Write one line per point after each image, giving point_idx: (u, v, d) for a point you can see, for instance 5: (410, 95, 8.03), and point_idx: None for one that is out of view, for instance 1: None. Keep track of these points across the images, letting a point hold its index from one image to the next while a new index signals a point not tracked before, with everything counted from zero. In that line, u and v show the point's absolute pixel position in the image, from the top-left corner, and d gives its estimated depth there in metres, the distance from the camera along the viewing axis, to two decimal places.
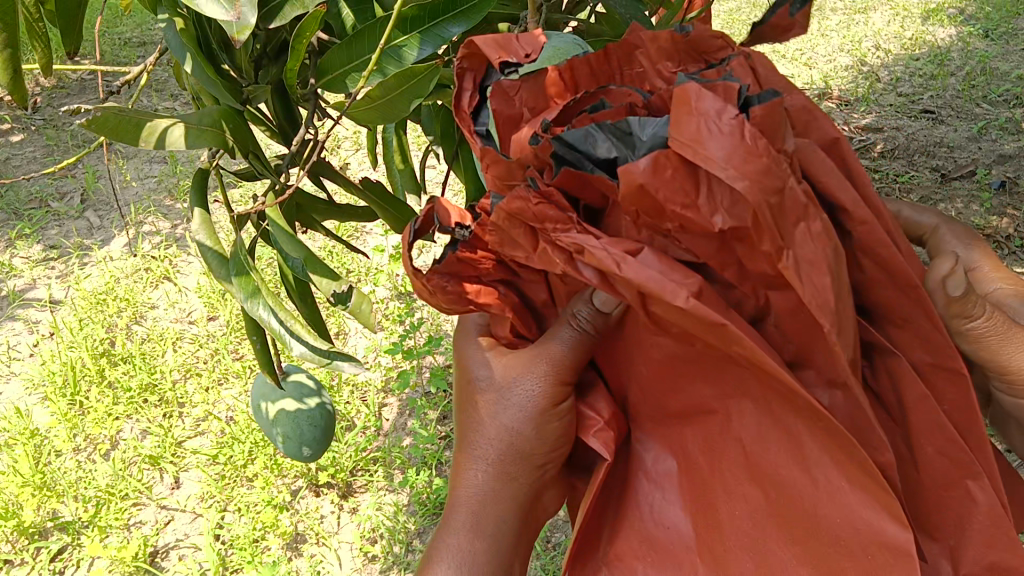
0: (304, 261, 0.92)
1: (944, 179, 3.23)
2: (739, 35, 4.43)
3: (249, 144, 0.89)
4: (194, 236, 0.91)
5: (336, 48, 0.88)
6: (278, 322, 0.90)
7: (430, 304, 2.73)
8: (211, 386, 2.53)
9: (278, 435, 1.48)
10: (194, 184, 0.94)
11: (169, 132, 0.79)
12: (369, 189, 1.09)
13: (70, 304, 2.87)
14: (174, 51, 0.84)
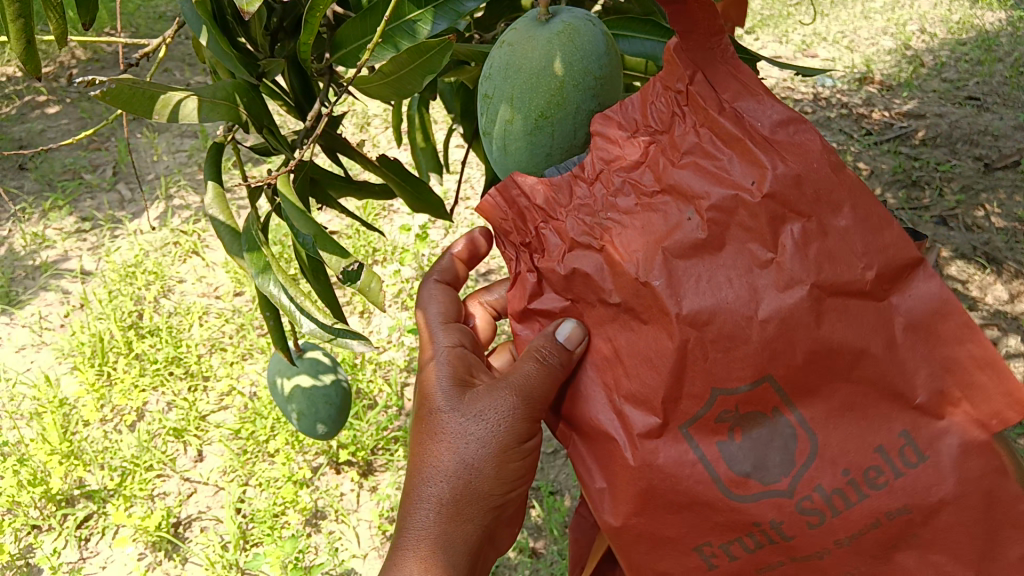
0: (315, 238, 0.88)
1: (987, 169, 3.13)
2: (779, 16, 4.34)
3: (263, 118, 0.87)
4: (207, 209, 0.89)
5: (350, 23, 0.85)
6: (289, 298, 0.89)
7: None
8: (236, 360, 2.55)
9: (293, 412, 1.48)
10: (208, 156, 0.91)
11: (183, 105, 0.78)
12: (388, 168, 1.06)
13: (101, 275, 2.90)
14: (190, 24, 0.84)
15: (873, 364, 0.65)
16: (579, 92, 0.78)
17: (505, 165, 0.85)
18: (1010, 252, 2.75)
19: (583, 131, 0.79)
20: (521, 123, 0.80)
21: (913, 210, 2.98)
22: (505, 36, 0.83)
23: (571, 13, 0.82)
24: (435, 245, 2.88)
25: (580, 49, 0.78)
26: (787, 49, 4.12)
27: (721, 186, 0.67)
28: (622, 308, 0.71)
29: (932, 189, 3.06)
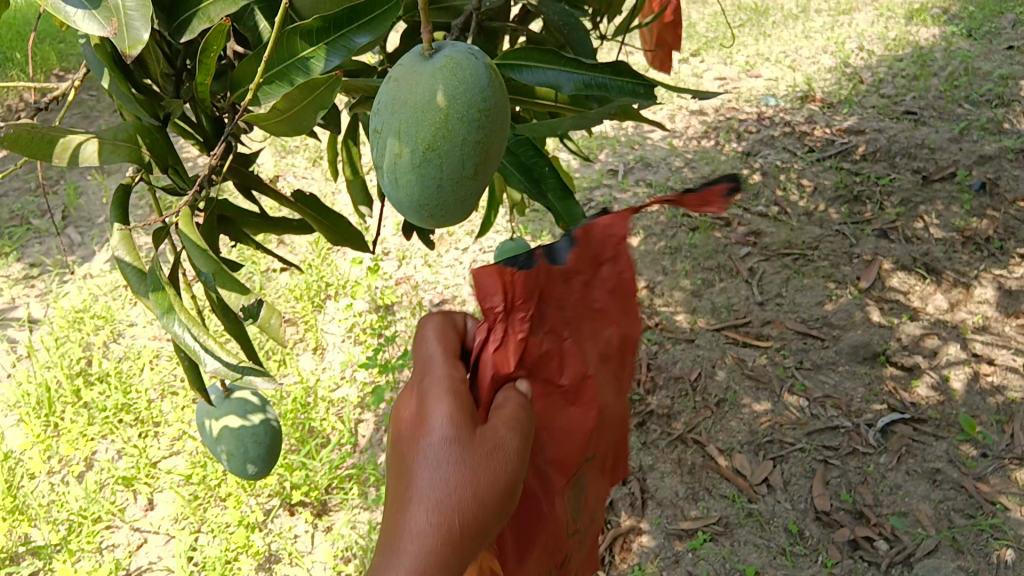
0: (214, 275, 0.90)
1: (925, 181, 3.22)
2: (723, 38, 4.45)
3: (168, 158, 0.90)
4: (113, 252, 0.91)
5: (245, 60, 0.88)
6: (192, 337, 0.89)
7: (408, 317, 2.73)
8: (187, 404, 2.53)
9: (221, 452, 1.47)
10: (115, 201, 0.93)
11: (82, 147, 0.81)
12: (305, 203, 1.08)
13: (49, 323, 2.87)
14: (93, 67, 0.87)
15: (611, 448, 1.06)
16: (464, 124, 0.75)
17: (397, 198, 0.82)
18: (948, 261, 2.82)
19: (471, 161, 0.77)
20: (408, 157, 0.77)
21: (855, 224, 3.05)
22: (392, 73, 0.80)
23: (453, 47, 0.79)
24: (388, 278, 2.90)
25: (463, 82, 0.75)
26: (732, 69, 4.22)
27: (625, 326, 1.00)
28: (565, 387, 0.96)
29: (873, 204, 3.14)
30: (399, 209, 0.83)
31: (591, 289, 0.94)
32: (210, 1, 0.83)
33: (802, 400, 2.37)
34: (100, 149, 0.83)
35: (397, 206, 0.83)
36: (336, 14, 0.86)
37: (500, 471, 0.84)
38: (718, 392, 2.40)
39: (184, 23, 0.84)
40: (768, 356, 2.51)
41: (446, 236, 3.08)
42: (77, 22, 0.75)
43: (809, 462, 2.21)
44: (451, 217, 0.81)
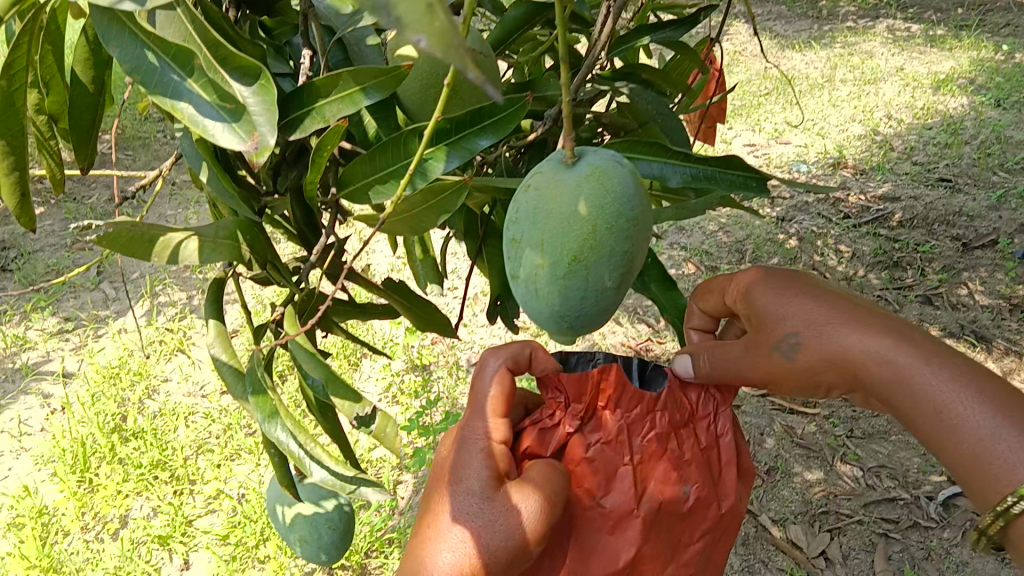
0: (325, 380, 0.90)
1: (965, 248, 3.20)
2: (751, 106, 4.51)
3: (266, 253, 0.91)
4: (209, 350, 0.91)
5: (363, 159, 0.92)
6: (297, 444, 0.87)
7: (447, 376, 2.69)
8: (223, 462, 2.48)
9: (295, 538, 1.49)
10: (208, 294, 0.94)
11: (182, 245, 0.82)
12: (394, 289, 1.07)
13: (84, 377, 2.84)
14: (190, 160, 0.87)
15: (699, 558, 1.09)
16: (612, 235, 0.77)
17: (534, 307, 0.83)
18: (996, 329, 2.78)
19: (617, 273, 0.78)
20: (552, 268, 0.78)
21: (897, 290, 3.02)
22: (532, 180, 0.82)
23: (595, 155, 0.81)
24: (425, 336, 2.87)
25: (611, 192, 0.77)
26: (761, 135, 4.26)
27: (708, 488, 1.08)
28: (604, 505, 1.04)
29: (914, 270, 3.11)
30: (532, 316, 0.85)
31: (672, 436, 1.07)
32: (325, 100, 0.87)
33: (856, 470, 2.31)
34: (200, 247, 0.84)
35: (535, 313, 0.84)
36: (459, 116, 0.90)
37: (509, 525, 0.95)
38: (767, 461, 2.34)
39: (295, 120, 0.88)
40: (817, 424, 2.45)
41: (483, 296, 3.05)
42: (216, 136, 0.74)
43: (868, 535, 2.14)
44: (588, 325, 0.83)
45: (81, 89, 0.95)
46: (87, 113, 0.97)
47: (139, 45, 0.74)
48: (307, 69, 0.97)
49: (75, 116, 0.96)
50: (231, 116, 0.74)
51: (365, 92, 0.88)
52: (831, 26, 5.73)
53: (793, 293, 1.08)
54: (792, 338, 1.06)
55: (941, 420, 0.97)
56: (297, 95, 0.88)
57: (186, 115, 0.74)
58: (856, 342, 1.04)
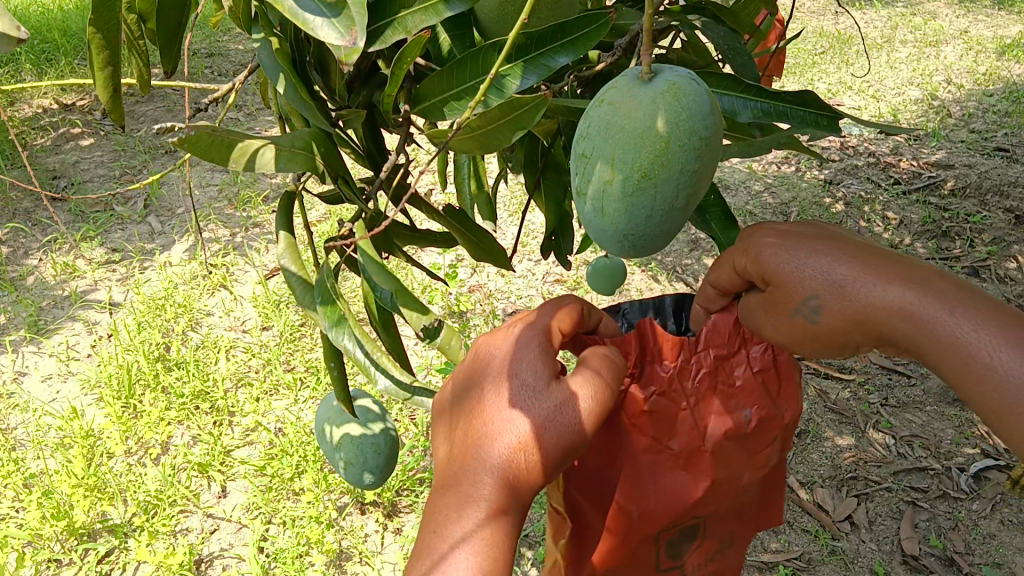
0: (394, 291, 0.92)
1: (1018, 221, 3.11)
2: (804, 64, 4.39)
3: (339, 168, 0.94)
4: (280, 261, 0.93)
5: (437, 77, 0.94)
6: (363, 353, 0.93)
7: (482, 324, 2.72)
8: (262, 396, 2.55)
9: (340, 461, 1.53)
10: (280, 208, 0.96)
11: (259, 153, 0.85)
12: (453, 216, 1.12)
13: (129, 307, 2.92)
14: (268, 71, 0.89)
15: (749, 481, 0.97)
16: (684, 153, 0.78)
17: (598, 225, 0.86)
18: None
19: (685, 192, 0.80)
20: (621, 185, 0.80)
21: (944, 260, 2.95)
22: (606, 95, 0.83)
23: (672, 71, 0.82)
24: (462, 284, 2.89)
25: (686, 109, 0.78)
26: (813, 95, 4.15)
27: (767, 404, 0.94)
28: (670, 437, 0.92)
29: (963, 241, 3.04)
30: (595, 235, 0.87)
31: (732, 364, 0.93)
32: (409, 12, 0.88)
33: (888, 438, 2.30)
34: (276, 155, 0.87)
35: (598, 230, 0.87)
36: (539, 32, 0.90)
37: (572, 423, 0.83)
38: (799, 423, 2.34)
39: (377, 31, 0.90)
40: (851, 391, 2.44)
41: (521, 247, 3.06)
42: (318, 31, 0.75)
43: (896, 502, 2.14)
44: (650, 246, 0.85)
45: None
46: (175, 15, 0.98)
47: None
48: None
49: (163, 18, 0.98)
50: (331, 10, 0.76)
51: (446, 3, 0.88)
52: None
53: (818, 245, 0.90)
54: (811, 300, 0.89)
55: (954, 359, 0.84)
56: (381, 5, 0.90)
57: (288, 7, 0.76)
58: (892, 296, 0.86)
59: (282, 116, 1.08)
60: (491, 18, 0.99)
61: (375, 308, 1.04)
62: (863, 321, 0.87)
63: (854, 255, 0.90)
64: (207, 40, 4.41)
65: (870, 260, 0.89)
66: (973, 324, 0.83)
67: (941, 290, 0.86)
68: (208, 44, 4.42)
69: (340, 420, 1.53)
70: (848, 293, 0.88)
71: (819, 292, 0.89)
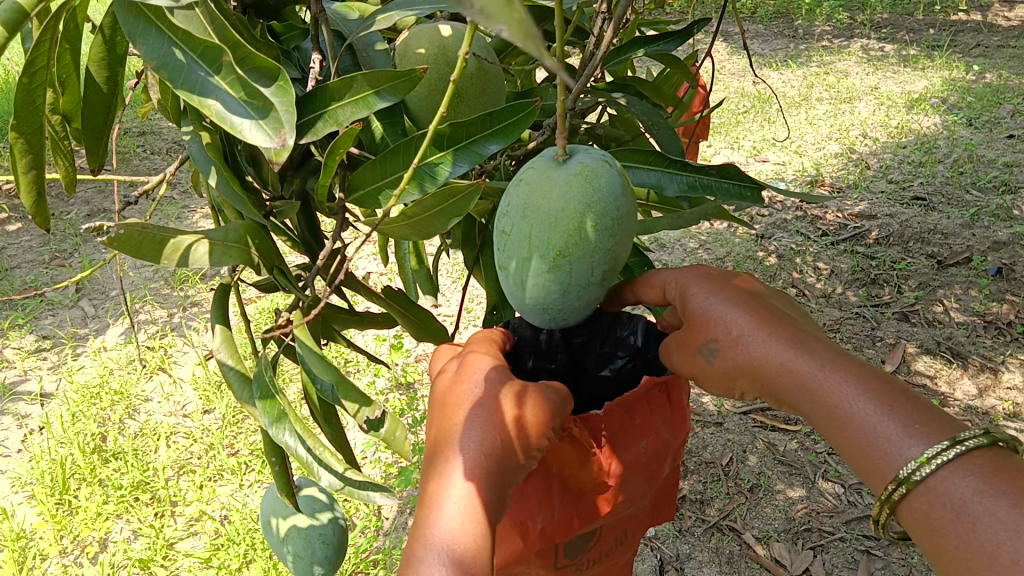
0: (335, 383, 0.92)
1: (940, 266, 3.26)
2: (730, 124, 4.58)
3: (272, 257, 0.96)
4: (215, 354, 0.94)
5: (366, 166, 0.96)
6: (306, 450, 0.90)
7: (431, 394, 2.69)
8: (206, 483, 2.46)
9: (289, 553, 1.49)
10: (215, 303, 0.97)
11: (191, 249, 0.87)
12: (393, 298, 1.12)
13: (62, 397, 2.80)
14: (198, 163, 0.92)
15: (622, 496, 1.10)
16: (597, 231, 0.85)
17: (521, 300, 0.92)
18: (971, 346, 2.83)
19: (599, 268, 0.87)
20: (539, 262, 0.87)
21: (874, 307, 3.06)
22: (525, 175, 0.89)
23: (587, 153, 0.88)
24: (409, 354, 2.88)
25: (599, 191, 0.85)
26: (740, 153, 4.32)
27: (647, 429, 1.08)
28: None
29: (891, 287, 3.16)
30: (520, 307, 0.94)
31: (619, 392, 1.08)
32: (340, 104, 0.91)
33: (838, 487, 2.34)
34: (211, 250, 0.89)
35: (520, 303, 0.94)
36: (471, 121, 0.94)
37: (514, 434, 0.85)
38: (751, 478, 2.37)
39: (308, 124, 0.92)
40: (797, 441, 2.48)
41: (466, 313, 3.06)
42: (245, 133, 0.78)
43: (851, 552, 2.17)
44: (570, 315, 0.93)
45: (94, 89, 0.97)
46: (99, 113, 0.99)
47: (166, 43, 0.80)
48: (316, 72, 0.98)
49: (88, 115, 0.99)
50: (258, 113, 0.78)
51: (377, 96, 0.91)
52: (807, 45, 5.82)
53: (738, 303, 0.98)
54: (709, 348, 0.97)
55: (838, 419, 0.85)
56: (312, 99, 0.92)
57: (215, 110, 0.79)
58: (776, 352, 0.93)
59: (214, 208, 1.09)
60: (421, 105, 1.06)
61: (316, 400, 1.04)
62: (749, 375, 0.95)
63: (760, 311, 0.97)
64: (138, 118, 4.36)
65: (767, 324, 0.96)
66: (843, 383, 0.86)
67: (831, 360, 0.89)
68: (140, 123, 4.38)
69: (285, 512, 1.49)
70: (745, 343, 0.95)
71: (723, 339, 0.96)
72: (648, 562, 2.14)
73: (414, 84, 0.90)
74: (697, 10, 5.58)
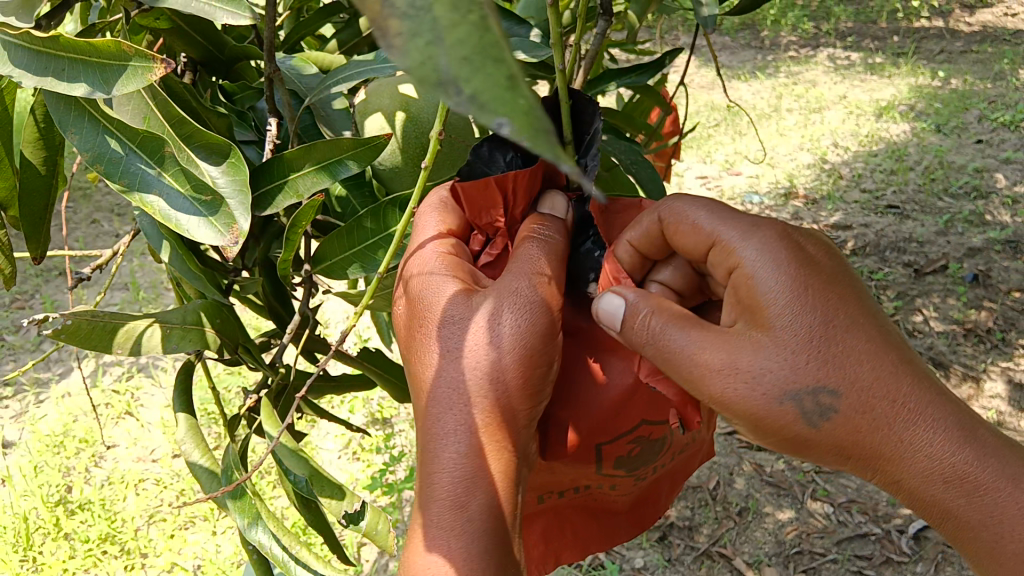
0: (310, 477, 0.97)
1: (918, 273, 3.22)
2: (702, 137, 4.55)
3: (236, 336, 0.99)
4: (182, 446, 0.97)
5: (334, 240, 1.00)
6: (283, 548, 0.92)
7: (409, 429, 2.61)
8: (176, 532, 2.37)
9: None
10: (178, 390, 1.00)
11: (145, 334, 0.89)
12: (368, 359, 1.21)
13: (25, 447, 2.69)
14: (152, 240, 0.95)
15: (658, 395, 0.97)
16: None
17: None
18: (953, 355, 2.82)
19: None
20: None
21: None
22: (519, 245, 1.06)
23: None
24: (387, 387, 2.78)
25: None
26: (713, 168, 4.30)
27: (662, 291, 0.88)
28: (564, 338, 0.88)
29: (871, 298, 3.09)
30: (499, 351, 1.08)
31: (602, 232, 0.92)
32: (299, 174, 0.91)
33: (827, 507, 2.29)
34: (167, 335, 0.91)
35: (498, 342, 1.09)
36: None
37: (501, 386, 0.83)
38: (739, 501, 2.32)
39: (266, 194, 0.92)
40: (786, 461, 2.43)
41: None
42: (195, 234, 0.78)
43: (843, 574, 2.14)
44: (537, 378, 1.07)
45: (31, 171, 0.92)
46: (39, 195, 0.93)
47: (100, 131, 0.79)
48: (273, 136, 0.95)
49: (24, 202, 0.93)
50: (207, 209, 0.79)
51: (338, 164, 0.91)
52: (773, 56, 5.85)
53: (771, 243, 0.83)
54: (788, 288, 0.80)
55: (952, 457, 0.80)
56: (269, 168, 0.91)
57: (158, 208, 0.79)
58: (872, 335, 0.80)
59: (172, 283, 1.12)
60: (388, 169, 1.07)
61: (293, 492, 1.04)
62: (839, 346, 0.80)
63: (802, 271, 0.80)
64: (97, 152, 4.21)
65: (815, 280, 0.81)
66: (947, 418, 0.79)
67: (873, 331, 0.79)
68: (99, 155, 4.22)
69: None
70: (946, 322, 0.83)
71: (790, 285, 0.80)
72: None
73: (375, 152, 0.91)
74: (664, 26, 5.56)
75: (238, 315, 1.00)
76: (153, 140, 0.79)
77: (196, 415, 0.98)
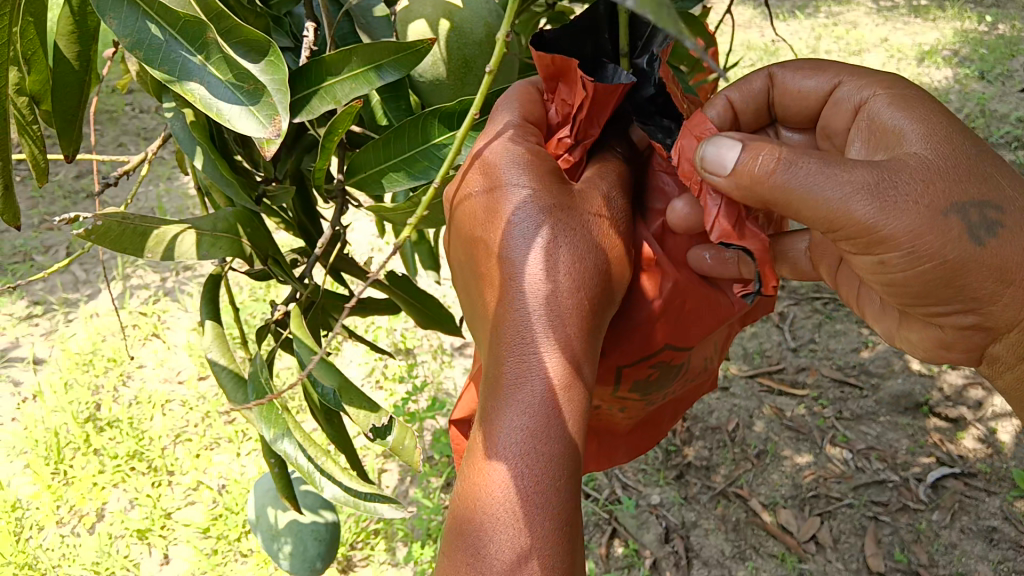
0: (338, 390, 0.97)
1: None
2: (736, 77, 4.42)
3: (265, 248, 0.98)
4: (209, 354, 0.98)
5: (370, 151, 0.99)
6: (307, 458, 0.94)
7: (430, 360, 2.63)
8: (202, 452, 2.43)
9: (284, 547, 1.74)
10: (204, 298, 1.01)
11: (178, 240, 0.89)
12: (396, 284, 1.22)
13: (55, 364, 2.74)
14: (184, 144, 0.92)
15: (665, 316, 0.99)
16: None
17: None
18: None
19: None
20: None
21: None
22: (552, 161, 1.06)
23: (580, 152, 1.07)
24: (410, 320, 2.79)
25: None
26: None
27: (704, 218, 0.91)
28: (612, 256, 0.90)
29: None
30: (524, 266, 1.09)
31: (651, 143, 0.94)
32: (337, 80, 0.88)
33: (846, 452, 2.30)
34: (199, 241, 0.90)
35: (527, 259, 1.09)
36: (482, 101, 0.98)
37: (576, 305, 0.86)
38: (758, 443, 2.33)
39: (304, 99, 0.90)
40: (807, 406, 2.43)
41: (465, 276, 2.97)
42: (236, 122, 0.77)
43: (858, 518, 2.16)
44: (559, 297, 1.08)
45: (64, 67, 0.90)
46: (73, 93, 0.92)
47: (139, 17, 0.77)
48: (309, 42, 0.94)
49: (58, 99, 0.91)
50: (248, 98, 0.77)
51: (378, 70, 0.89)
52: None
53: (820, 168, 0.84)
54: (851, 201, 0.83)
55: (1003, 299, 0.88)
56: (306, 73, 0.90)
57: (198, 95, 0.77)
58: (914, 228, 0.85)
59: (201, 191, 1.11)
60: (428, 82, 1.03)
61: (316, 403, 1.06)
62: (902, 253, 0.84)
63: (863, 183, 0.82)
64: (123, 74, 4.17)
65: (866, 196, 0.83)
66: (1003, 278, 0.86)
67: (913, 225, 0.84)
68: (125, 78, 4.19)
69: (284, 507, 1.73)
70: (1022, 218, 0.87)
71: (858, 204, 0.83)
72: (654, 532, 2.16)
73: (419, 59, 0.89)
74: None
75: (268, 226, 1.00)
76: (193, 25, 0.76)
77: (221, 325, 0.98)
